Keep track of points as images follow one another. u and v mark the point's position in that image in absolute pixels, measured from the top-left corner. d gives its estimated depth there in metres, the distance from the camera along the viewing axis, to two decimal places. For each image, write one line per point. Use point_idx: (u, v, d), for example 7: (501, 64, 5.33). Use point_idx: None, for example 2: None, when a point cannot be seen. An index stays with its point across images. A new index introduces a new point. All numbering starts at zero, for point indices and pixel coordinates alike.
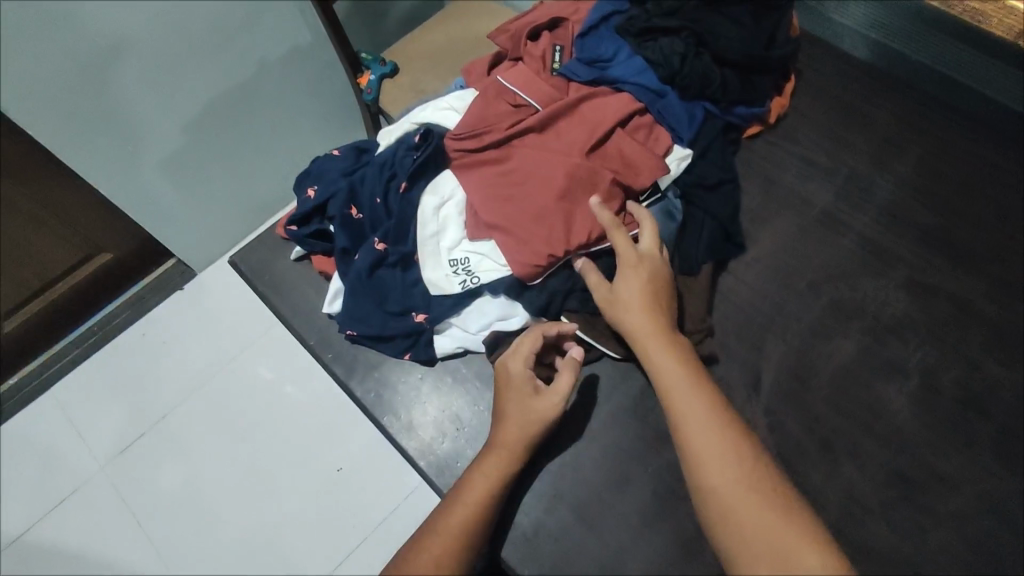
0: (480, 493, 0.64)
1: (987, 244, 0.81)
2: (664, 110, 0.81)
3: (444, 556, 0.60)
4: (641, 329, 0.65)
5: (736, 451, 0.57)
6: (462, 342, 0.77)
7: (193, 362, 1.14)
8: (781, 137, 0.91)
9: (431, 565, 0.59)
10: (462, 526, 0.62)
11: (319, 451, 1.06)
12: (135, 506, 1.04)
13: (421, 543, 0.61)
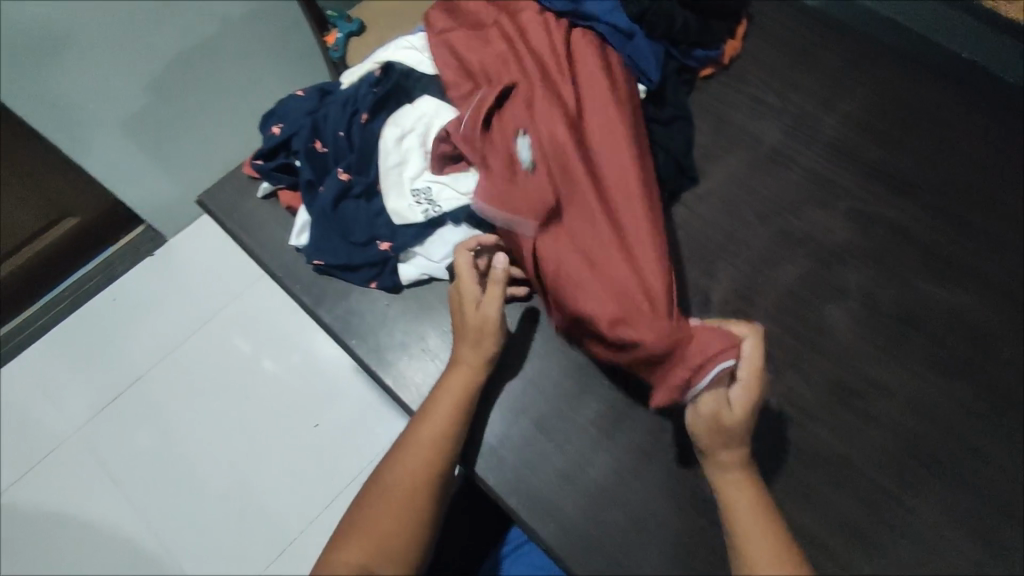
0: (449, 406, 0.68)
1: (924, 174, 0.86)
2: (633, 51, 0.82)
3: (421, 467, 0.64)
4: (734, 457, 0.61)
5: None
6: (425, 269, 0.79)
7: (171, 327, 1.13)
8: (734, 79, 0.95)
9: (409, 476, 0.64)
10: (434, 436, 0.66)
11: (304, 414, 1.07)
12: (116, 469, 1.05)
13: (398, 455, 0.65)
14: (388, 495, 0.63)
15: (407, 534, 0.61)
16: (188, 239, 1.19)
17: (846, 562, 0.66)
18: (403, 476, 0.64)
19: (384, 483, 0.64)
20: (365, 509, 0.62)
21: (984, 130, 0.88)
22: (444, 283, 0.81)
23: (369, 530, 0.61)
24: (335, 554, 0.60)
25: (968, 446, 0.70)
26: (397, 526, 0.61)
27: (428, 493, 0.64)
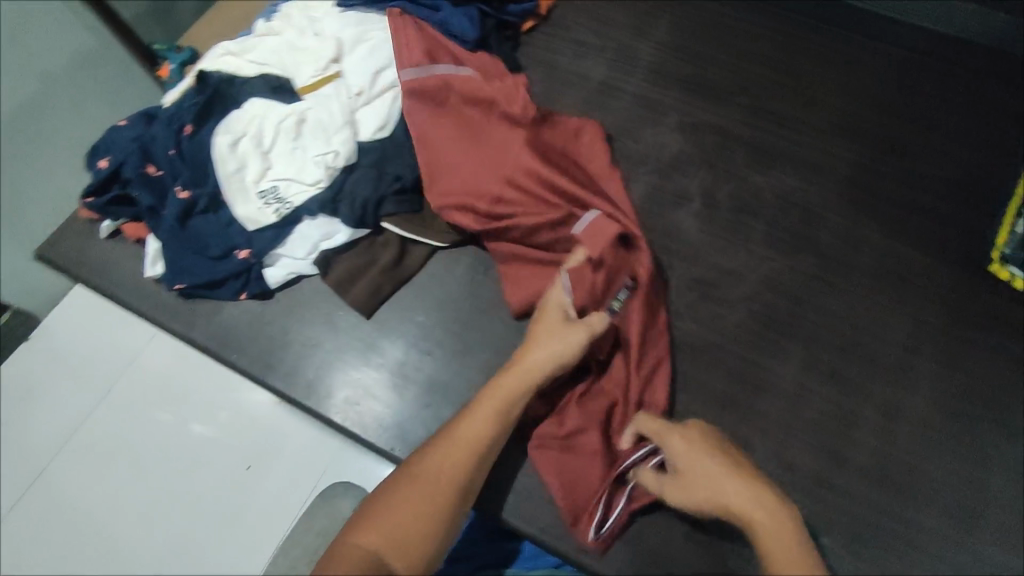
0: (493, 407, 0.64)
1: (737, 79, 0.94)
2: (443, 19, 0.85)
3: (453, 469, 0.62)
4: (740, 508, 0.58)
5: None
6: (294, 269, 0.80)
7: (65, 407, 0.98)
8: (553, 27, 0.99)
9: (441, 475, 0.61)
10: (470, 440, 0.63)
11: (240, 453, 0.94)
12: (30, 564, 0.90)
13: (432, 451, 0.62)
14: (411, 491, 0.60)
15: (423, 537, 0.58)
16: (67, 310, 1.02)
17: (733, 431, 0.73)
18: (434, 473, 0.61)
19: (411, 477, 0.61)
20: (383, 501, 0.60)
21: (781, 33, 0.97)
22: (316, 277, 0.82)
23: (385, 527, 0.58)
24: (350, 543, 0.57)
25: (815, 306, 0.79)
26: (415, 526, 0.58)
27: (451, 499, 0.61)
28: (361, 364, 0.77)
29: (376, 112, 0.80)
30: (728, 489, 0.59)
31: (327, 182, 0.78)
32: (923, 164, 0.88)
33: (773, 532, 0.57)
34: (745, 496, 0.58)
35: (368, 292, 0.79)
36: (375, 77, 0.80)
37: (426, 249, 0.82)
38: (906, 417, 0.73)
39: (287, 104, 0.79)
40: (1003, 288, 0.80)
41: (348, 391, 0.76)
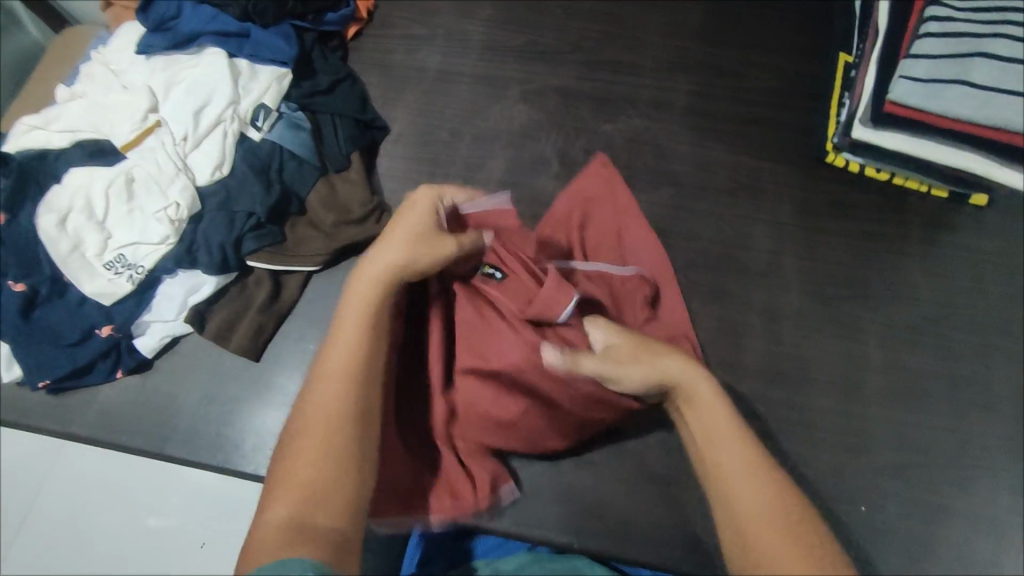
0: (347, 340, 0.57)
1: (568, 39, 0.96)
2: (255, 50, 0.82)
3: (332, 405, 0.54)
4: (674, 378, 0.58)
5: (763, 487, 0.52)
6: (167, 331, 0.76)
7: None
8: (379, 26, 0.98)
9: (325, 414, 0.54)
10: (343, 367, 0.56)
11: (185, 532, 0.95)
12: None
13: (307, 400, 0.55)
14: (302, 446, 0.52)
15: (331, 497, 0.50)
16: None
17: None
18: (316, 418, 0.53)
19: (298, 432, 0.53)
20: (279, 477, 0.51)
21: None
22: (192, 335, 0.78)
23: (292, 498, 0.50)
24: (261, 526, 0.48)
25: (685, 235, 0.83)
26: (324, 483, 0.51)
27: (345, 438, 0.53)
28: (261, 408, 0.75)
29: (208, 152, 0.77)
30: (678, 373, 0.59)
31: (176, 237, 0.74)
32: (752, 78, 0.93)
33: (728, 428, 0.55)
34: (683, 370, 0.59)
35: (249, 336, 0.76)
36: (196, 117, 0.77)
37: (301, 276, 0.80)
38: (784, 313, 0.79)
39: (111, 167, 0.75)
40: (843, 173, 0.85)
41: (254, 439, 0.74)
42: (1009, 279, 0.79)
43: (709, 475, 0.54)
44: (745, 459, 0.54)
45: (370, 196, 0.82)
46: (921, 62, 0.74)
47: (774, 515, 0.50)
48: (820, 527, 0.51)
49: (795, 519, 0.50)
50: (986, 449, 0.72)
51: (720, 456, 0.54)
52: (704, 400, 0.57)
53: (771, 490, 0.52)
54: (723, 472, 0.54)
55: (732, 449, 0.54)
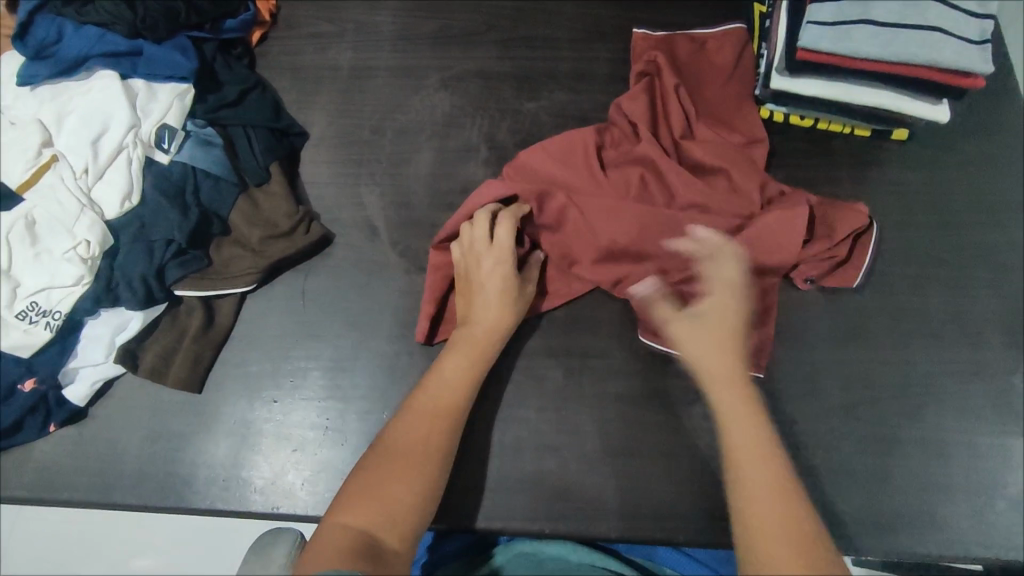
0: (477, 345, 0.68)
1: (482, 20, 0.93)
2: (150, 67, 0.77)
3: (440, 411, 0.64)
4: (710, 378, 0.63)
5: (785, 496, 0.56)
6: (96, 377, 0.72)
7: None
8: (284, 27, 0.94)
9: (443, 400, 0.65)
10: (467, 365, 0.67)
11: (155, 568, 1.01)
12: None
13: (423, 393, 0.65)
14: (413, 433, 0.62)
15: (417, 496, 0.59)
16: None
17: (586, 347, 0.75)
18: (436, 403, 0.64)
19: (408, 409, 0.64)
20: (377, 459, 0.60)
21: None
22: (126, 376, 0.74)
23: (395, 487, 0.58)
24: (332, 519, 0.56)
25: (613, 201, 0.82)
26: (420, 475, 0.60)
27: (447, 430, 0.63)
28: (210, 441, 0.72)
29: (114, 183, 0.72)
30: (710, 357, 0.64)
31: (91, 276, 0.70)
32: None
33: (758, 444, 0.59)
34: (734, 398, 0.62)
35: (187, 368, 0.73)
36: (95, 147, 0.72)
37: (234, 299, 0.77)
38: None
39: (8, 212, 0.70)
40: (769, 123, 0.85)
41: (207, 473, 0.71)
42: (936, 208, 0.81)
43: (735, 485, 0.57)
44: (770, 471, 0.57)
45: (295, 207, 0.79)
46: (829, 6, 0.73)
47: (790, 544, 0.53)
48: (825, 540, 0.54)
49: (813, 544, 0.53)
50: (931, 376, 0.74)
51: (740, 462, 0.58)
52: (722, 388, 0.63)
53: (789, 502, 0.55)
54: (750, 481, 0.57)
55: (754, 464, 0.57)
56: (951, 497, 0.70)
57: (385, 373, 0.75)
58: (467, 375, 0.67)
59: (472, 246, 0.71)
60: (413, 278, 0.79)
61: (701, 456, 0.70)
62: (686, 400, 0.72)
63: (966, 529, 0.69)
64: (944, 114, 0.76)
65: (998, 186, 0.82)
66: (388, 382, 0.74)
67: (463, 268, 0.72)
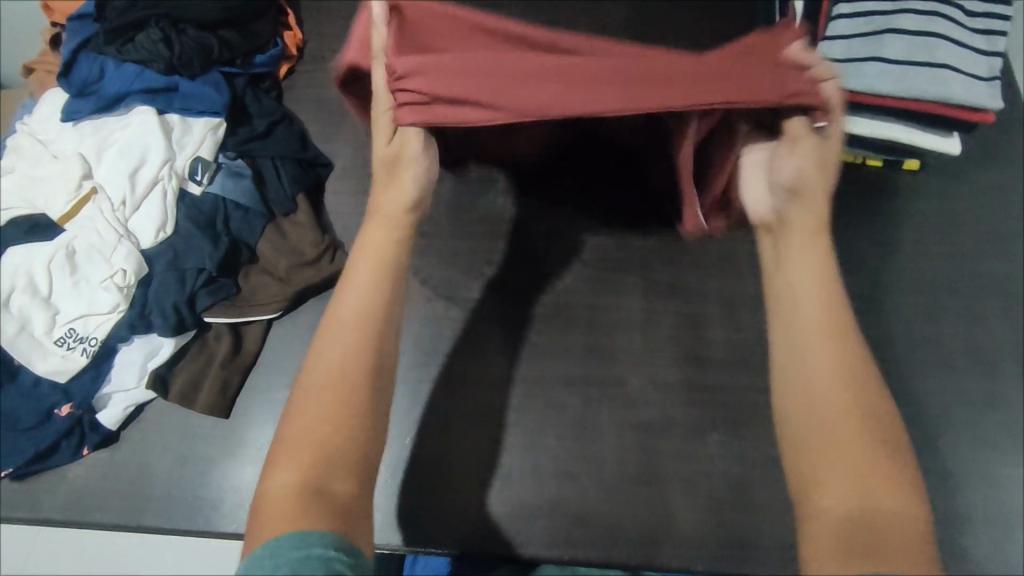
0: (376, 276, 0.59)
1: None
2: (184, 102, 0.81)
3: (342, 369, 0.54)
4: (800, 288, 0.59)
5: (850, 383, 0.54)
6: (129, 401, 0.74)
7: None
8: (310, 62, 0.98)
9: (351, 345, 0.56)
10: (359, 322, 0.57)
11: None
12: None
13: (330, 343, 0.56)
14: (333, 368, 0.54)
15: (358, 449, 0.52)
16: None
17: (605, 374, 0.76)
18: (336, 357, 0.55)
19: (314, 365, 0.55)
20: (301, 411, 0.53)
21: None
22: (157, 401, 0.77)
23: (315, 438, 0.51)
24: (269, 482, 0.50)
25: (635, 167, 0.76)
26: (347, 419, 0.53)
27: (371, 362, 0.55)
28: (238, 464, 0.74)
29: (148, 214, 0.75)
30: (803, 253, 0.60)
31: (126, 304, 0.73)
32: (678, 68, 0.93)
33: (830, 326, 0.56)
34: (812, 286, 0.58)
35: (216, 393, 0.75)
36: (132, 179, 0.75)
37: (262, 325, 0.79)
38: (742, 298, 0.79)
39: (51, 241, 0.73)
40: None
41: (235, 497, 0.73)
42: (949, 237, 0.82)
43: (789, 375, 0.56)
44: (836, 356, 0.55)
45: (320, 235, 0.81)
46: (839, 43, 0.75)
47: (855, 434, 0.51)
48: (886, 417, 0.52)
49: (873, 434, 0.51)
50: (946, 404, 0.75)
51: (810, 365, 0.55)
52: (799, 252, 0.60)
53: (859, 392, 0.53)
54: (812, 366, 0.55)
55: (820, 346, 0.55)
56: (970, 526, 0.70)
57: (407, 400, 0.76)
58: (369, 308, 0.57)
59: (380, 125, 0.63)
60: (435, 305, 0.80)
61: (719, 483, 0.71)
62: (704, 428, 0.73)
63: (985, 559, 0.69)
64: (954, 145, 0.78)
65: (1009, 216, 0.83)
66: (410, 408, 0.76)
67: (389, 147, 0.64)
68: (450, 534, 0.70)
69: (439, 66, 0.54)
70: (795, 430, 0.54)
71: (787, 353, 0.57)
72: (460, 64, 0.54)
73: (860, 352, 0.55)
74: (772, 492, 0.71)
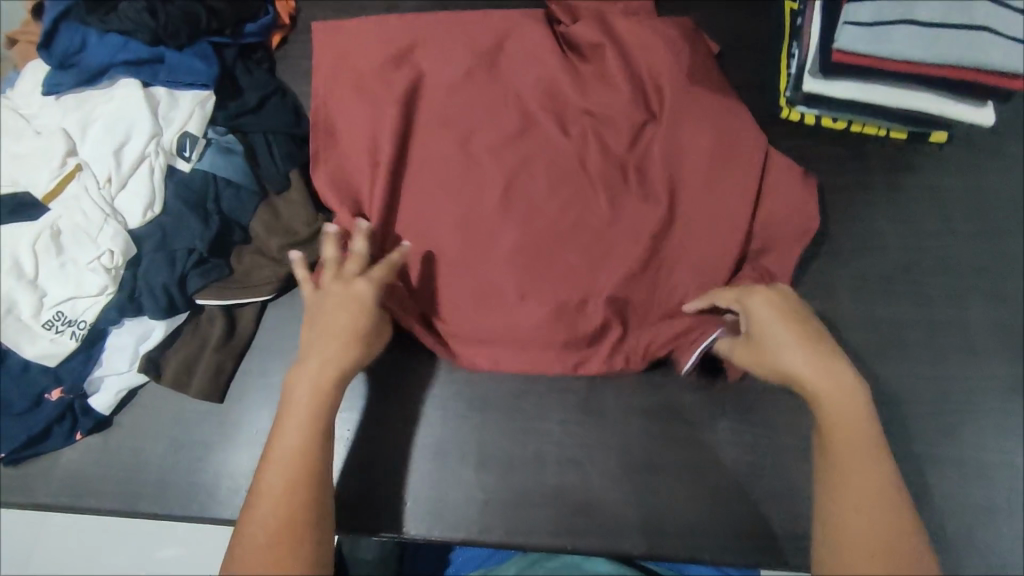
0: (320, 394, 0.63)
1: None
2: (171, 75, 0.77)
3: (289, 487, 0.58)
4: (837, 427, 0.59)
5: (903, 535, 0.55)
6: (122, 385, 0.73)
7: None
8: (303, 31, 0.93)
9: (296, 468, 0.59)
10: (310, 417, 0.62)
11: None
12: None
13: (282, 433, 0.61)
14: (266, 516, 0.57)
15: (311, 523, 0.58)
16: None
17: None
18: (288, 465, 0.59)
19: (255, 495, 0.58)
20: (264, 487, 0.59)
21: None
22: (150, 385, 0.75)
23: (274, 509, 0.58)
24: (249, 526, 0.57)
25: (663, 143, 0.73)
26: (295, 552, 0.56)
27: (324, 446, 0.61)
28: (232, 451, 0.72)
29: (136, 193, 0.72)
30: (841, 415, 0.59)
31: (115, 285, 0.70)
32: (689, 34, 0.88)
33: (857, 450, 0.58)
34: (847, 423, 0.59)
35: (210, 377, 0.73)
36: (118, 155, 0.72)
37: (255, 308, 0.77)
38: None
39: (34, 222, 0.71)
40: (799, 126, 0.82)
41: (230, 484, 0.71)
42: (977, 214, 0.78)
43: (832, 519, 0.56)
44: (870, 480, 0.57)
45: (314, 214, 0.79)
46: (865, 5, 0.69)
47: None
48: (891, 468, 0.58)
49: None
50: (970, 392, 0.71)
51: (855, 510, 0.56)
52: (802, 357, 0.60)
53: (905, 542, 0.55)
54: (840, 440, 0.58)
55: (849, 424, 0.58)
56: (992, 519, 0.67)
57: (405, 385, 0.74)
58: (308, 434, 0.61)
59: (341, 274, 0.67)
60: None
61: (728, 472, 0.69)
62: (712, 415, 0.71)
63: (1007, 554, 0.67)
64: (987, 116, 0.73)
65: None
66: (408, 393, 0.74)
67: (312, 303, 0.67)
68: (449, 522, 0.69)
69: (464, 187, 0.75)
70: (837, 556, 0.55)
71: (829, 489, 0.58)
72: (461, 201, 0.74)
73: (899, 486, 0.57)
74: (783, 481, 0.68)
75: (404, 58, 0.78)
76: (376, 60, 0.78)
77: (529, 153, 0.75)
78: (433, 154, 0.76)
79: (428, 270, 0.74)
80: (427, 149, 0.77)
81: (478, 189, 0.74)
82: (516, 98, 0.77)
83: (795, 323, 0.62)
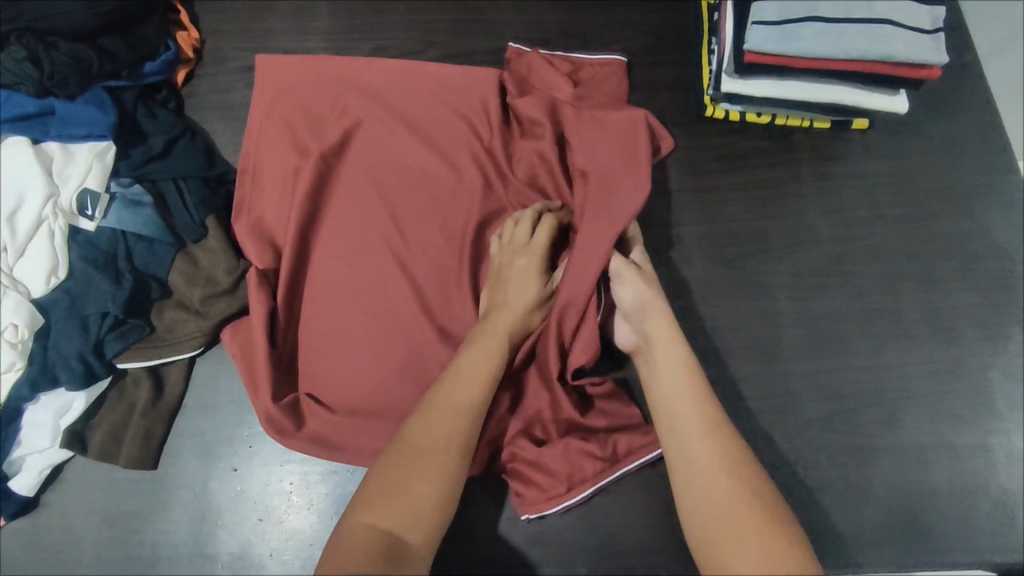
0: (491, 343, 0.65)
1: (418, 36, 0.89)
2: (63, 128, 0.71)
3: (467, 400, 0.62)
4: (667, 384, 0.63)
5: (743, 487, 0.55)
6: (44, 464, 0.69)
7: None
8: (210, 64, 0.89)
9: (465, 398, 0.62)
10: (490, 351, 0.65)
11: None
12: None
13: (426, 416, 0.60)
14: (427, 437, 0.59)
15: (436, 501, 0.56)
16: None
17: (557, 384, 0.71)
18: (448, 401, 0.61)
19: (417, 414, 0.61)
20: (382, 470, 0.57)
21: None
22: (77, 459, 0.71)
23: (416, 490, 0.56)
24: (353, 518, 0.54)
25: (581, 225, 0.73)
26: (423, 487, 0.56)
27: (471, 430, 0.61)
28: (170, 520, 0.69)
29: (36, 259, 0.67)
30: (672, 376, 0.63)
31: (24, 360, 0.66)
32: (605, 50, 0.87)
33: (697, 407, 0.61)
34: (678, 387, 0.62)
35: (139, 445, 0.70)
36: (10, 221, 0.67)
37: (182, 365, 0.73)
38: (691, 286, 0.76)
39: None
40: (724, 123, 0.82)
41: (170, 554, 0.68)
42: (902, 199, 0.78)
43: (684, 483, 0.58)
44: (700, 430, 0.59)
45: (235, 261, 0.75)
46: (773, 5, 0.70)
47: (744, 534, 0.53)
48: (731, 437, 0.59)
49: (765, 525, 0.53)
50: (907, 378, 0.72)
51: (696, 464, 0.58)
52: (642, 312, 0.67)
53: (750, 490, 0.55)
54: (674, 420, 0.61)
55: (682, 408, 0.61)
56: (936, 503, 0.69)
57: None
58: (480, 386, 0.63)
59: (525, 215, 0.71)
60: None
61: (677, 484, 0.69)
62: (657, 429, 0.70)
63: (954, 536, 0.68)
64: (903, 103, 0.73)
65: (963, 168, 0.79)
66: None
67: (494, 268, 0.70)
68: None
69: (377, 249, 0.73)
70: (695, 522, 0.56)
71: (671, 453, 0.60)
72: (370, 267, 0.73)
73: (737, 440, 0.59)
74: None
75: (338, 116, 0.78)
76: (321, 113, 0.78)
77: (448, 220, 0.74)
78: (353, 211, 0.75)
79: (331, 346, 0.72)
80: (350, 206, 0.75)
81: (389, 252, 0.73)
82: (442, 155, 0.76)
83: (659, 293, 0.68)
